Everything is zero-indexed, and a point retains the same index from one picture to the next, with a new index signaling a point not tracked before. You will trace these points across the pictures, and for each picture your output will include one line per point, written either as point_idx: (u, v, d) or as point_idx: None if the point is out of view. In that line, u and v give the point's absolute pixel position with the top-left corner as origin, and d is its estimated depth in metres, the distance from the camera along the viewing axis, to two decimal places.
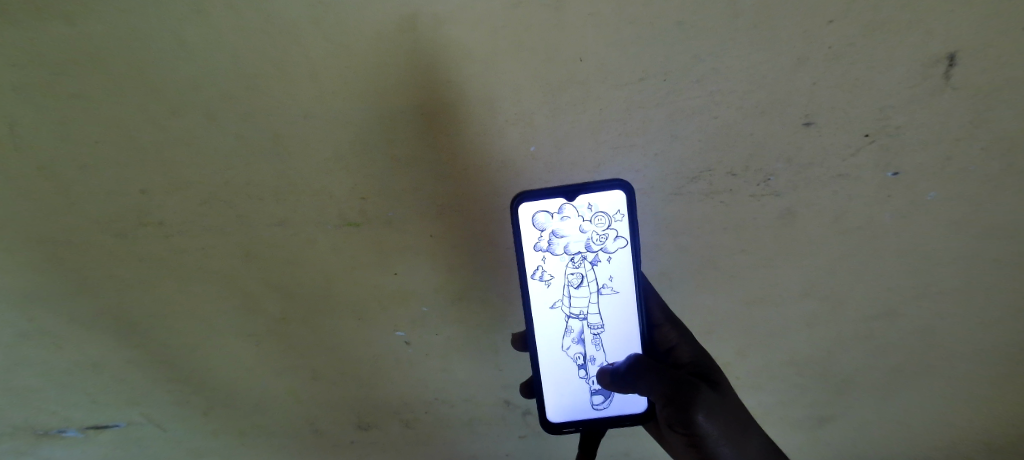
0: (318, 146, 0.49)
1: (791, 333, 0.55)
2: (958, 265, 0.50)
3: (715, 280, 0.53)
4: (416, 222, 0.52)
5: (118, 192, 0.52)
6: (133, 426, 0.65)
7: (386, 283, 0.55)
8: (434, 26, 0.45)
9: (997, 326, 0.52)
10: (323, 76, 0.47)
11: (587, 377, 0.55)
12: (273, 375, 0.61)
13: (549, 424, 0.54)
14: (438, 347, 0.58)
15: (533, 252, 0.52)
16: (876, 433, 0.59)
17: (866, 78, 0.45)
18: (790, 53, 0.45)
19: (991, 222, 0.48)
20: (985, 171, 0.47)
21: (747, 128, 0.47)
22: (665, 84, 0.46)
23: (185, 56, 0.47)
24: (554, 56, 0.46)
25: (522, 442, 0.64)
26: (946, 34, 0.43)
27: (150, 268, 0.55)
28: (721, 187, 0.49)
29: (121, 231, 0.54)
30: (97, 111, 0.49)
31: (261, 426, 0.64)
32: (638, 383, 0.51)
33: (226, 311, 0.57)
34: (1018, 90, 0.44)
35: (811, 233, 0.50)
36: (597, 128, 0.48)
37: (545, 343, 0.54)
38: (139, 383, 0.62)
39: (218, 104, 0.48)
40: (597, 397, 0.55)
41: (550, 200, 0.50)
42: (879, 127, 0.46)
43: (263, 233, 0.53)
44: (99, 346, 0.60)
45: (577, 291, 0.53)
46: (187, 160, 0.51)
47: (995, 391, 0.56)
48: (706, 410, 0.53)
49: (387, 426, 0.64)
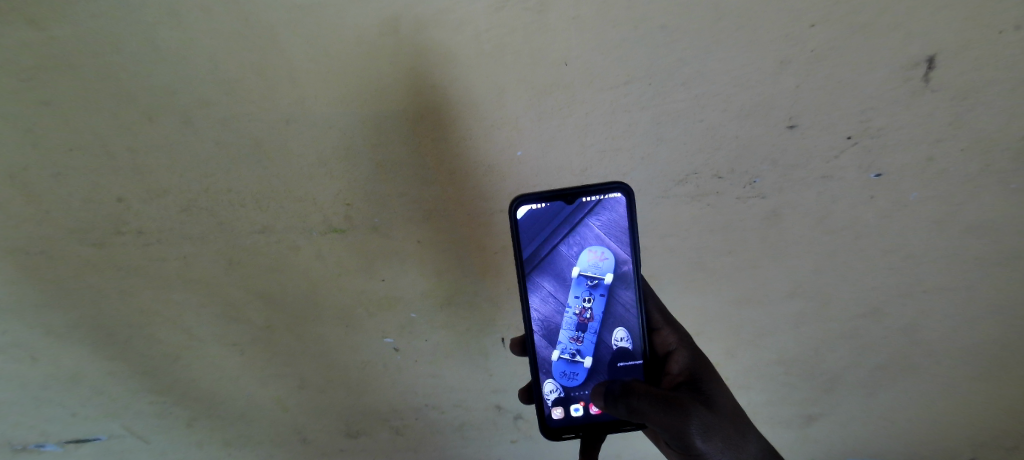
0: (302, 151, 0.49)
1: (778, 333, 0.55)
2: (941, 264, 0.51)
3: (703, 281, 0.53)
4: (402, 227, 0.52)
5: (92, 201, 0.51)
6: (114, 439, 0.63)
7: (373, 290, 0.54)
8: (417, 30, 0.45)
9: (981, 323, 0.53)
10: (306, 82, 0.47)
11: (587, 390, 0.49)
12: (258, 383, 0.59)
13: (548, 429, 0.49)
14: (426, 353, 0.57)
15: (531, 255, 0.48)
16: (866, 432, 0.59)
17: (847, 81, 0.45)
18: (772, 56, 0.45)
19: (972, 221, 0.49)
20: (965, 171, 0.47)
21: (732, 131, 0.47)
22: (650, 87, 0.46)
23: (164, 61, 0.47)
24: (538, 59, 0.46)
25: (513, 447, 0.64)
26: (921, 38, 0.44)
27: (128, 277, 0.54)
28: (708, 189, 0.49)
29: (96, 241, 0.52)
30: (72, 118, 0.48)
31: (247, 437, 0.62)
32: (633, 409, 0.45)
33: (209, 320, 0.56)
34: (994, 91, 0.45)
35: (797, 234, 0.51)
36: (584, 131, 0.48)
37: (543, 347, 0.49)
38: (120, 394, 0.60)
39: (198, 109, 0.48)
40: (597, 412, 0.49)
41: (549, 206, 0.47)
42: (861, 129, 0.47)
43: (246, 240, 0.52)
44: (78, 357, 0.58)
45: (575, 292, 0.49)
46: (165, 167, 0.50)
47: (982, 387, 0.56)
48: (703, 440, 0.46)
49: (375, 433, 0.63)
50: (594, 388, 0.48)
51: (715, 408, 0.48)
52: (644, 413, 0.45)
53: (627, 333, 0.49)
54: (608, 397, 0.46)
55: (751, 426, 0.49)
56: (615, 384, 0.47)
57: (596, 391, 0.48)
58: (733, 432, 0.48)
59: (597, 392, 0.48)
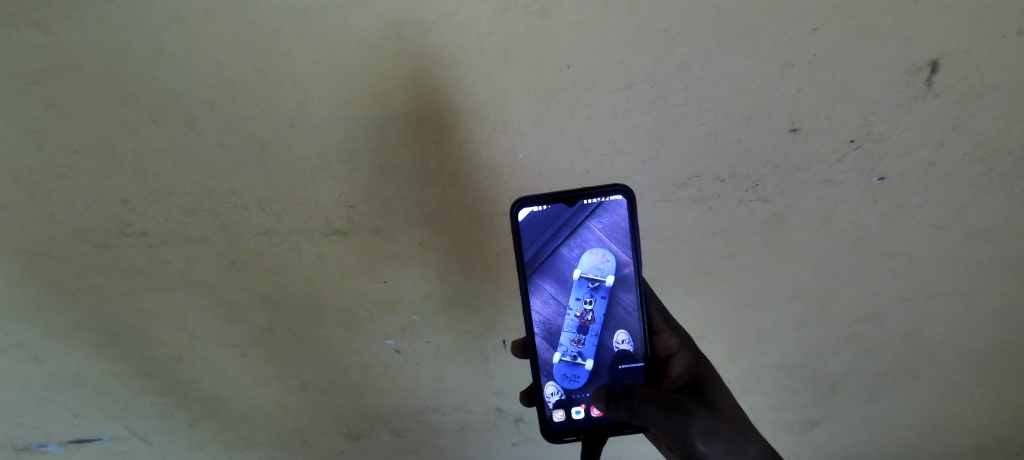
0: (305, 154, 0.49)
1: (779, 336, 0.55)
2: (943, 269, 0.51)
3: (704, 285, 0.54)
4: (405, 229, 0.52)
5: (96, 203, 0.51)
6: (115, 440, 0.63)
7: (374, 292, 0.54)
8: (420, 33, 0.45)
9: (984, 327, 0.53)
10: (307, 85, 0.47)
11: (589, 392, 0.49)
12: (260, 385, 0.60)
13: (549, 432, 0.48)
14: (428, 355, 0.58)
15: (533, 258, 0.48)
16: (865, 436, 0.60)
17: (850, 85, 0.45)
18: (774, 61, 0.45)
19: (975, 225, 0.49)
20: (967, 175, 0.47)
21: (733, 134, 0.47)
22: (652, 91, 0.46)
23: (164, 64, 0.46)
24: (541, 63, 0.45)
25: (514, 448, 0.64)
26: (925, 42, 0.43)
27: (131, 278, 0.54)
28: (709, 193, 0.49)
29: (100, 242, 0.53)
30: (75, 120, 0.48)
31: (250, 437, 0.63)
32: (633, 411, 0.44)
33: (211, 322, 0.56)
34: (998, 95, 0.45)
35: (797, 238, 0.51)
36: (585, 134, 0.48)
37: (544, 349, 0.49)
38: (122, 395, 0.60)
39: (201, 112, 0.48)
40: (598, 415, 0.49)
41: (550, 209, 0.47)
42: (863, 133, 0.47)
43: (249, 243, 0.52)
44: (80, 358, 0.58)
45: (576, 295, 0.49)
46: (169, 170, 0.50)
47: (984, 391, 0.56)
48: (703, 443, 0.45)
49: (377, 434, 0.63)
50: (594, 390, 0.48)
51: (716, 411, 0.48)
52: (645, 415, 0.45)
53: (628, 336, 0.49)
54: (610, 400, 0.46)
55: (751, 428, 0.49)
56: (616, 387, 0.47)
57: (597, 393, 0.48)
58: (734, 435, 0.47)
59: (598, 394, 0.48)
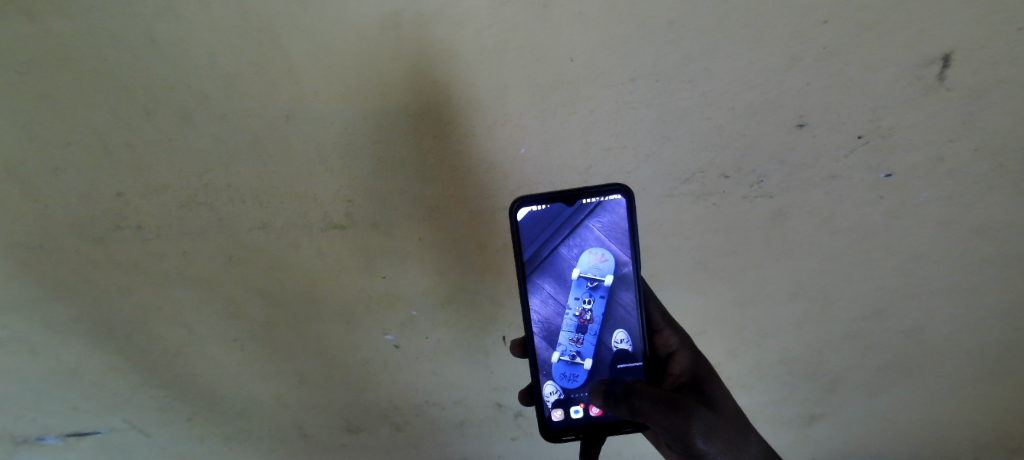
0: (302, 148, 0.48)
1: (781, 334, 0.55)
2: (947, 267, 0.50)
3: (705, 280, 0.53)
4: (404, 224, 0.51)
5: (91, 196, 0.50)
6: (114, 433, 0.63)
7: (373, 287, 0.54)
8: (418, 25, 0.45)
9: (988, 325, 0.52)
10: (306, 78, 0.46)
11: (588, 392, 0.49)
12: (258, 379, 0.59)
13: (548, 431, 0.48)
14: (427, 350, 0.57)
15: (532, 257, 0.47)
16: (867, 434, 0.59)
17: (857, 80, 0.45)
18: (780, 54, 0.44)
19: (983, 222, 0.48)
20: (976, 171, 0.46)
21: (738, 129, 0.46)
22: (656, 84, 0.45)
23: (161, 56, 0.46)
24: (543, 56, 0.45)
25: (513, 444, 0.63)
26: (933, 36, 0.43)
27: (128, 272, 0.54)
28: (713, 188, 0.49)
29: (95, 236, 0.52)
30: (69, 111, 0.48)
31: (248, 432, 0.62)
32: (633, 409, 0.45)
33: (209, 317, 0.56)
34: (1010, 91, 0.44)
35: (802, 234, 0.50)
36: (587, 129, 0.47)
37: (543, 349, 0.49)
38: (120, 389, 0.60)
39: (197, 104, 0.47)
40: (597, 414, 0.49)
41: (550, 207, 0.46)
42: (870, 128, 0.46)
43: (246, 237, 0.52)
44: (78, 352, 0.58)
45: (575, 294, 0.49)
46: (164, 162, 0.49)
47: (987, 388, 0.55)
48: (703, 442, 0.45)
49: (375, 430, 0.62)
50: (593, 389, 0.48)
51: (715, 410, 0.48)
52: (645, 414, 0.45)
53: (627, 335, 0.49)
54: (610, 399, 0.46)
55: (751, 427, 0.49)
56: (615, 386, 0.47)
57: (597, 392, 0.48)
58: (733, 433, 0.47)
59: (597, 393, 0.47)
